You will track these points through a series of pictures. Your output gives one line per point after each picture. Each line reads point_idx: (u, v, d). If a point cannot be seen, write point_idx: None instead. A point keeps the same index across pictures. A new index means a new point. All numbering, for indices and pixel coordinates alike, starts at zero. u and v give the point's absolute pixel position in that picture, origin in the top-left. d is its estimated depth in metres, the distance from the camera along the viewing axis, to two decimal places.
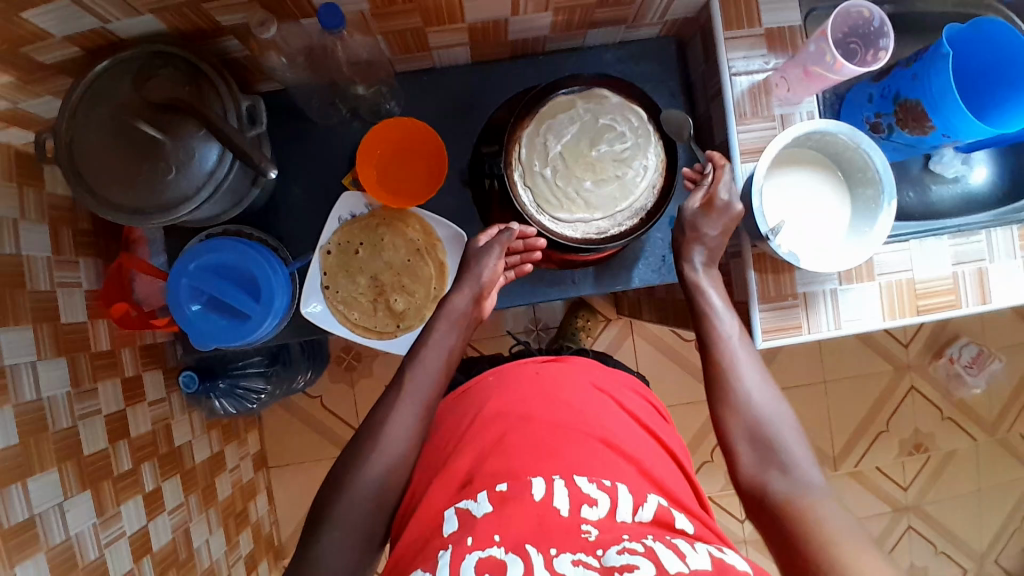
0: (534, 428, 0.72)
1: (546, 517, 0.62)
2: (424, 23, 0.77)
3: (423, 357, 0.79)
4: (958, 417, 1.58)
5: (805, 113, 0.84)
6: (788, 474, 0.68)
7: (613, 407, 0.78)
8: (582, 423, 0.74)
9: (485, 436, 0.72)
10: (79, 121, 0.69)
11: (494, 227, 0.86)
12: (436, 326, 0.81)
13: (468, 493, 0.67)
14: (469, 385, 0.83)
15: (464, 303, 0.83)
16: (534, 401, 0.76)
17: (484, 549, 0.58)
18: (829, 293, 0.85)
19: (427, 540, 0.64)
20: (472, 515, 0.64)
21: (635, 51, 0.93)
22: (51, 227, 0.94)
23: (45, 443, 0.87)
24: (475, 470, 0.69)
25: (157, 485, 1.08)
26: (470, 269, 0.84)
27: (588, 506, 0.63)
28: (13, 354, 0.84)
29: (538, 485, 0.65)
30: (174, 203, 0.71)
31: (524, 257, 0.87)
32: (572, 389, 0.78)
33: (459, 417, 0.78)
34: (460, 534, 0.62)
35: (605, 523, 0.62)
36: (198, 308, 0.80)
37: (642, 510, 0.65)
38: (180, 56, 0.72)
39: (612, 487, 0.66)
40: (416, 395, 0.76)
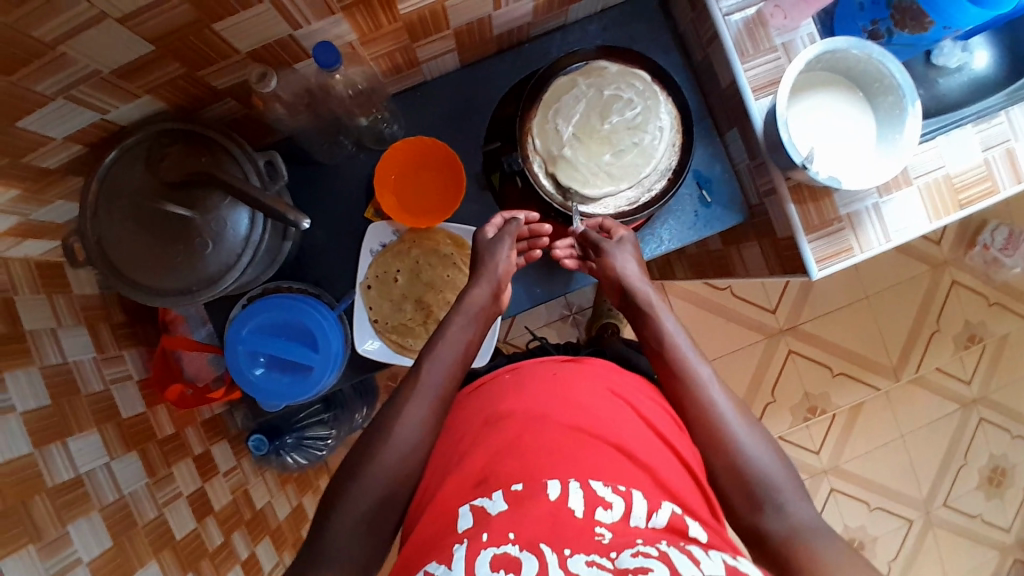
0: (547, 430, 0.68)
1: (560, 517, 0.58)
2: (412, 38, 0.76)
3: (435, 351, 0.76)
4: (1005, 300, 1.57)
5: (805, 36, 0.83)
6: (780, 510, 0.63)
7: (629, 411, 0.72)
8: (601, 425, 0.69)
9: (502, 435, 0.68)
10: (102, 216, 0.69)
11: (497, 217, 0.86)
12: (454, 321, 0.79)
13: (484, 491, 0.62)
14: (484, 381, 0.81)
15: (483, 295, 0.81)
16: (551, 403, 0.71)
17: (499, 545, 0.55)
18: (871, 208, 0.84)
19: (439, 537, 0.60)
20: (487, 513, 0.59)
21: (618, 16, 0.92)
22: (89, 327, 0.95)
23: (137, 537, 0.87)
24: (491, 469, 0.65)
25: (250, 551, 1.08)
26: (485, 261, 0.82)
27: (603, 508, 0.59)
28: (86, 461, 0.85)
29: (554, 485, 0.61)
30: (218, 274, 0.71)
31: (532, 242, 0.86)
32: (586, 391, 0.73)
33: (473, 414, 0.75)
34: (475, 530, 0.58)
35: (620, 527, 0.58)
36: (261, 371, 0.81)
37: (656, 515, 0.60)
38: (188, 130, 0.71)
39: (627, 491, 0.61)
40: (429, 394, 0.72)
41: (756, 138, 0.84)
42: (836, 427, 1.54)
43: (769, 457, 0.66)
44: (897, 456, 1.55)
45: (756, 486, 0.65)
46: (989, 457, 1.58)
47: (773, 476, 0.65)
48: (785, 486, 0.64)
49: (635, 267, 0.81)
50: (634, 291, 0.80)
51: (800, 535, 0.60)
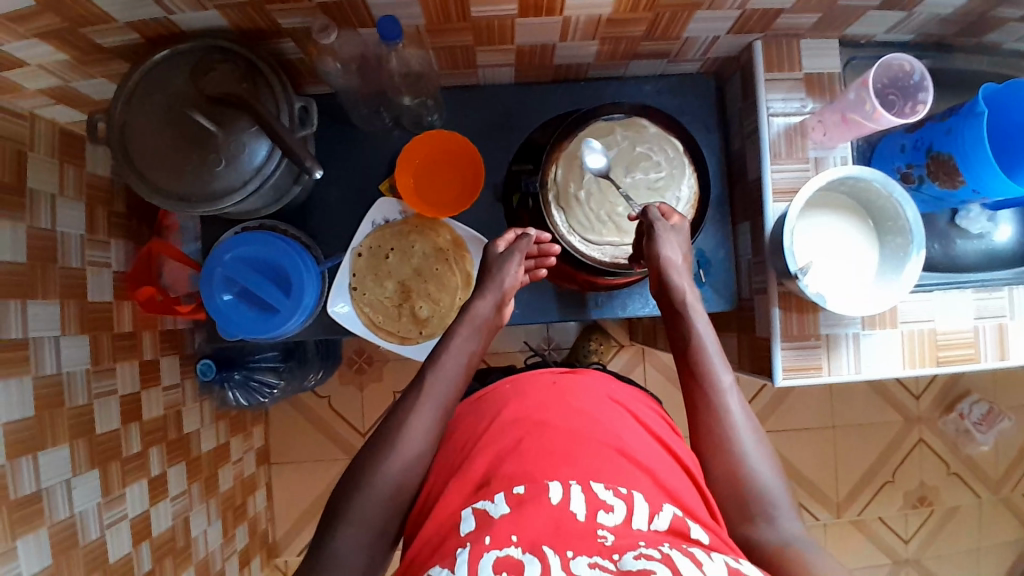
0: (552, 432, 0.70)
1: (563, 521, 0.59)
2: (475, 41, 0.79)
3: (441, 364, 0.78)
4: (965, 474, 1.56)
5: (839, 158, 0.86)
6: (773, 525, 0.67)
7: (630, 420, 0.76)
8: (598, 431, 0.71)
9: (503, 440, 0.71)
10: (135, 105, 0.72)
11: (510, 232, 0.87)
12: (458, 330, 0.81)
13: (485, 494, 0.65)
14: (486, 392, 0.82)
15: (487, 307, 0.83)
16: (550, 407, 0.75)
17: (502, 548, 0.56)
18: (851, 336, 0.85)
19: (443, 539, 0.63)
20: (489, 515, 0.61)
21: (675, 84, 0.95)
22: (88, 206, 0.97)
23: (60, 419, 0.88)
24: (492, 472, 0.67)
25: (162, 471, 1.08)
26: (492, 276, 0.84)
27: (604, 511, 0.61)
28: (37, 329, 0.85)
29: (556, 488, 0.63)
30: (220, 193, 0.73)
31: (539, 262, 0.88)
32: (590, 399, 0.77)
33: (481, 415, 0.77)
34: (478, 534, 0.59)
35: (622, 530, 0.60)
36: (229, 299, 0.82)
37: (658, 518, 0.62)
38: (240, 54, 0.74)
39: (628, 495, 0.63)
40: (436, 398, 0.75)
41: (763, 236, 0.86)
42: None
43: (771, 470, 0.71)
44: None
45: (754, 499, 0.69)
46: None
47: (769, 487, 0.69)
48: (782, 503, 0.69)
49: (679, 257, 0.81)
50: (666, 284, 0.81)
51: (790, 546, 0.65)
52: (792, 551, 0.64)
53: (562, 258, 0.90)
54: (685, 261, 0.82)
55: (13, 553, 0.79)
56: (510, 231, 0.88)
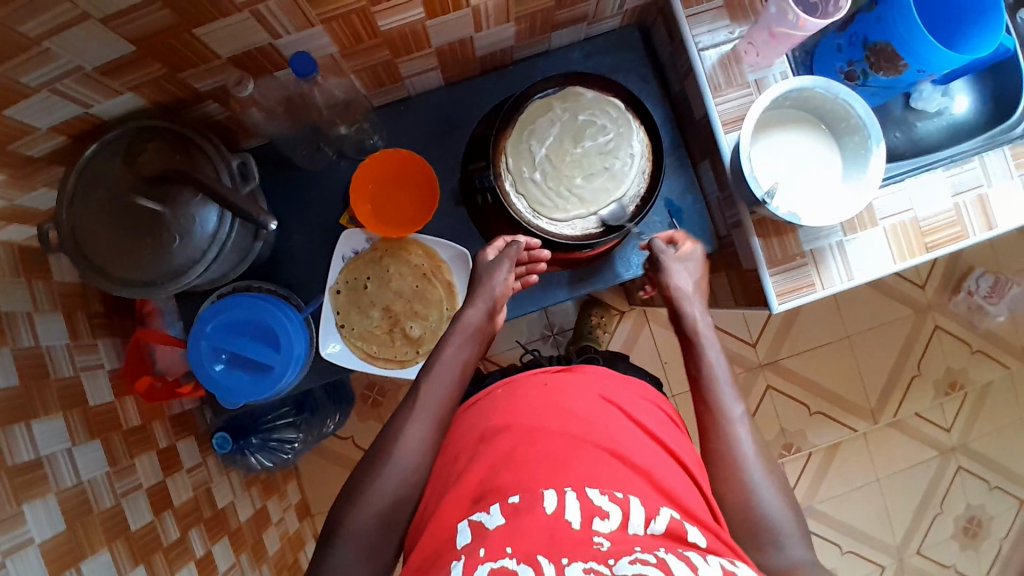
0: (546, 441, 0.70)
1: (557, 529, 0.58)
2: (393, 54, 0.79)
3: (434, 372, 0.79)
4: (988, 348, 1.56)
5: (778, 74, 0.85)
6: (780, 550, 0.66)
7: (625, 420, 0.76)
8: (593, 433, 0.72)
9: (498, 448, 0.71)
10: (77, 205, 0.71)
11: (499, 240, 0.87)
12: (450, 339, 0.81)
13: (482, 506, 0.65)
14: (478, 399, 0.83)
15: (478, 315, 0.83)
16: (545, 415, 0.75)
17: (496, 560, 0.55)
18: (835, 246, 0.85)
19: (439, 554, 0.62)
20: (485, 527, 0.61)
21: (601, 44, 0.94)
22: (65, 313, 0.97)
23: (92, 526, 0.88)
24: (489, 484, 0.67)
25: (207, 550, 1.08)
26: (482, 283, 0.84)
27: (600, 518, 0.60)
28: (47, 445, 0.86)
29: (550, 497, 0.62)
30: (182, 268, 0.73)
31: (530, 268, 0.87)
32: (582, 401, 0.77)
33: (473, 428, 0.78)
34: (472, 546, 0.59)
35: (618, 535, 0.58)
36: (221, 367, 0.81)
37: (655, 522, 0.61)
38: (167, 128, 0.73)
39: (623, 499, 0.63)
40: (429, 409, 0.76)
41: (724, 170, 0.85)
42: (812, 467, 1.52)
43: (778, 498, 0.70)
44: (873, 500, 1.54)
45: (762, 526, 0.68)
46: (966, 505, 1.56)
47: (778, 518, 0.68)
48: (790, 531, 0.68)
49: (690, 284, 0.86)
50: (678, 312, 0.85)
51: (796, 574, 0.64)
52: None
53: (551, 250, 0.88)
54: (698, 290, 0.87)
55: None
56: (498, 238, 0.89)
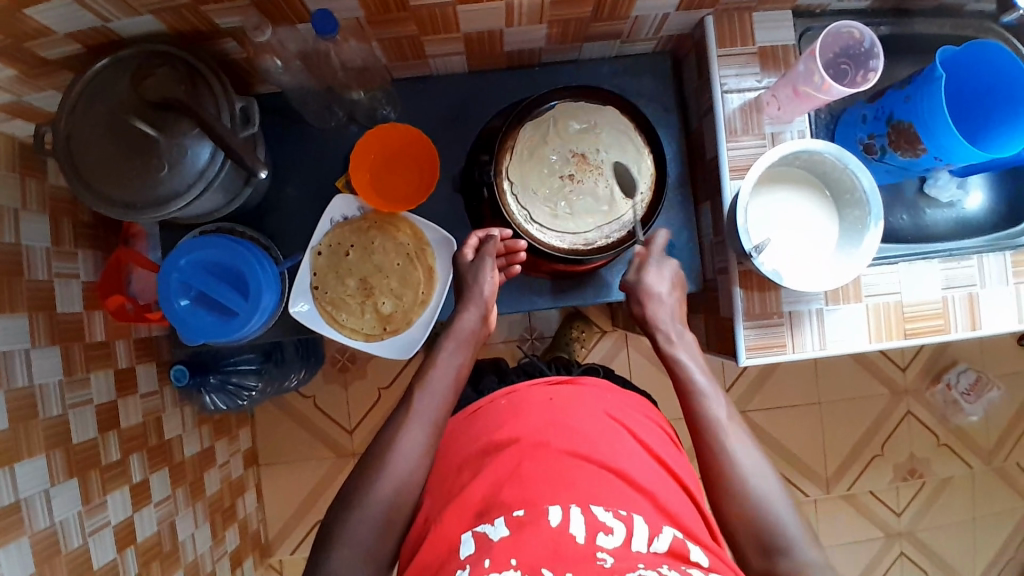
0: (551, 455, 0.73)
1: (562, 543, 0.63)
2: (419, 31, 0.79)
3: (428, 383, 0.79)
4: (955, 444, 1.56)
5: (796, 132, 0.85)
6: (790, 556, 0.68)
7: (627, 437, 0.78)
8: (595, 451, 0.74)
9: (503, 463, 0.73)
10: (78, 114, 0.72)
11: (475, 236, 0.86)
12: (444, 344, 0.82)
13: (484, 517, 0.68)
14: (480, 406, 0.85)
15: (472, 319, 0.83)
16: (546, 427, 0.77)
17: (501, 572, 0.61)
18: (814, 312, 0.85)
19: (443, 564, 0.67)
20: (489, 538, 0.66)
21: (631, 64, 0.93)
22: (51, 218, 0.99)
23: (34, 429, 0.91)
24: (491, 498, 0.70)
25: (145, 477, 1.12)
26: (471, 286, 0.83)
27: (604, 534, 0.65)
28: (8, 341, 0.88)
29: (555, 512, 0.66)
30: (165, 199, 0.72)
31: (510, 259, 0.85)
32: (585, 416, 0.79)
33: (478, 434, 0.79)
34: (477, 557, 0.64)
35: (621, 552, 0.63)
36: (186, 303, 0.81)
37: (658, 540, 0.66)
38: (179, 57, 0.73)
39: (628, 516, 0.67)
40: (422, 419, 0.76)
41: (722, 215, 0.85)
42: None
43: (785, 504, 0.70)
44: None
45: (770, 535, 0.69)
46: None
47: (794, 533, 0.69)
48: (798, 534, 0.69)
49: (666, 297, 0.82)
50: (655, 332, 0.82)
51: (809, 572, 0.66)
52: None
53: (535, 254, 0.86)
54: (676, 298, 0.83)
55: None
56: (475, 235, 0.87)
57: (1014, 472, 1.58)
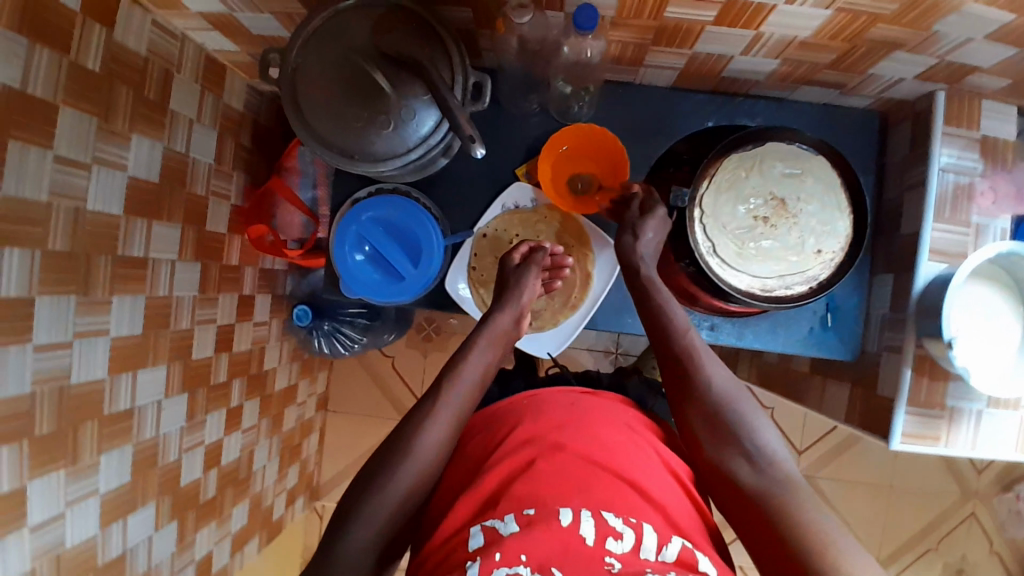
0: (568, 459, 0.71)
1: (572, 544, 0.62)
2: (654, 40, 0.76)
3: (460, 372, 0.75)
4: (1010, 558, 1.52)
5: (997, 230, 0.81)
6: (756, 471, 0.67)
7: (649, 452, 0.75)
8: (614, 462, 0.71)
9: (516, 459, 0.71)
10: (311, 50, 0.71)
11: (524, 245, 0.87)
12: (477, 341, 0.78)
13: (496, 510, 0.66)
14: (499, 407, 0.83)
15: (507, 321, 0.81)
16: (568, 429, 0.75)
17: (512, 566, 0.59)
18: (974, 412, 0.82)
19: (452, 553, 0.65)
20: (499, 533, 0.63)
21: (835, 116, 0.90)
22: (218, 134, 1.00)
23: (163, 338, 0.91)
24: (503, 490, 0.68)
25: (239, 403, 1.13)
26: (512, 291, 0.82)
27: (613, 538, 0.63)
28: (158, 249, 0.88)
29: (566, 513, 0.64)
30: (379, 155, 0.72)
31: (553, 274, 0.88)
32: (603, 424, 0.77)
33: (497, 427, 0.78)
34: (487, 549, 0.61)
35: (629, 558, 0.61)
36: (359, 258, 0.82)
37: (666, 549, 0.64)
38: (421, 15, 0.71)
39: (637, 524, 0.65)
40: (450, 410, 0.73)
41: (907, 294, 0.82)
42: None
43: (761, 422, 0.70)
44: None
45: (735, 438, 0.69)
46: None
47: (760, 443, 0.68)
48: (764, 443, 0.69)
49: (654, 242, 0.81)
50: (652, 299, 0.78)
51: (777, 494, 0.65)
52: (775, 499, 0.65)
53: (705, 285, 0.84)
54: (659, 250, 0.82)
55: (97, 467, 0.82)
56: (519, 243, 0.88)
57: None
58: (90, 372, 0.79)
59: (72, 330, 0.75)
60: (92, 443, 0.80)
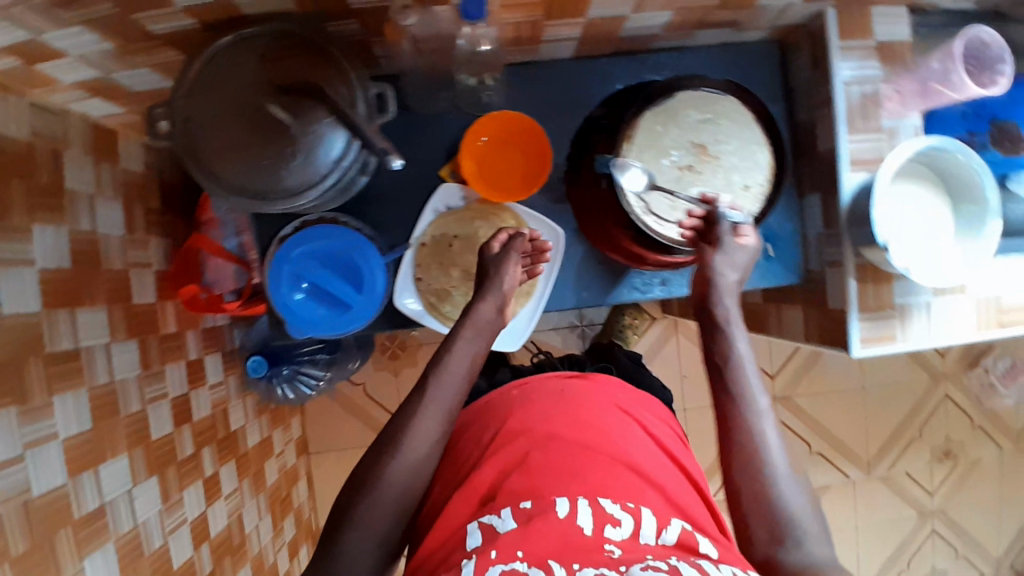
0: (562, 447, 0.73)
1: (569, 534, 0.61)
2: (544, 16, 0.75)
3: (445, 369, 0.74)
4: (988, 427, 1.61)
5: (911, 128, 0.84)
6: (800, 548, 0.65)
7: (636, 429, 0.79)
8: (607, 446, 0.74)
9: (513, 451, 0.73)
10: (200, 97, 0.68)
11: (503, 232, 0.84)
12: (461, 333, 0.77)
13: (491, 508, 0.67)
14: (489, 401, 0.85)
15: (489, 311, 0.79)
16: (558, 419, 0.77)
17: (507, 562, 0.59)
18: (922, 304, 0.85)
19: (450, 553, 0.65)
20: (495, 530, 0.64)
21: (735, 53, 0.92)
22: (123, 205, 0.94)
23: (117, 427, 0.86)
24: (499, 486, 0.70)
25: (214, 471, 1.09)
26: (490, 277, 0.80)
27: (611, 526, 0.63)
28: (89, 337, 0.83)
29: (562, 503, 0.65)
30: (296, 188, 0.69)
31: (535, 259, 0.86)
32: (595, 410, 0.79)
33: (488, 425, 0.80)
34: (483, 548, 0.62)
35: (629, 543, 0.61)
36: (300, 296, 0.79)
37: (665, 533, 0.64)
38: (306, 36, 0.69)
39: (635, 508, 0.65)
40: (439, 406, 0.72)
41: (837, 208, 0.85)
42: None
43: (802, 497, 0.68)
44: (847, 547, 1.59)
45: (784, 521, 0.66)
46: (931, 568, 1.62)
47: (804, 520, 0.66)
48: (808, 522, 0.66)
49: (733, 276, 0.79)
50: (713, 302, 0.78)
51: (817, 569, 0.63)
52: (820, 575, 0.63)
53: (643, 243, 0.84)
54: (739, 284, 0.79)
55: None
56: (499, 231, 0.85)
57: None
58: (49, 481, 0.74)
59: (15, 444, 0.70)
60: (74, 551, 0.75)
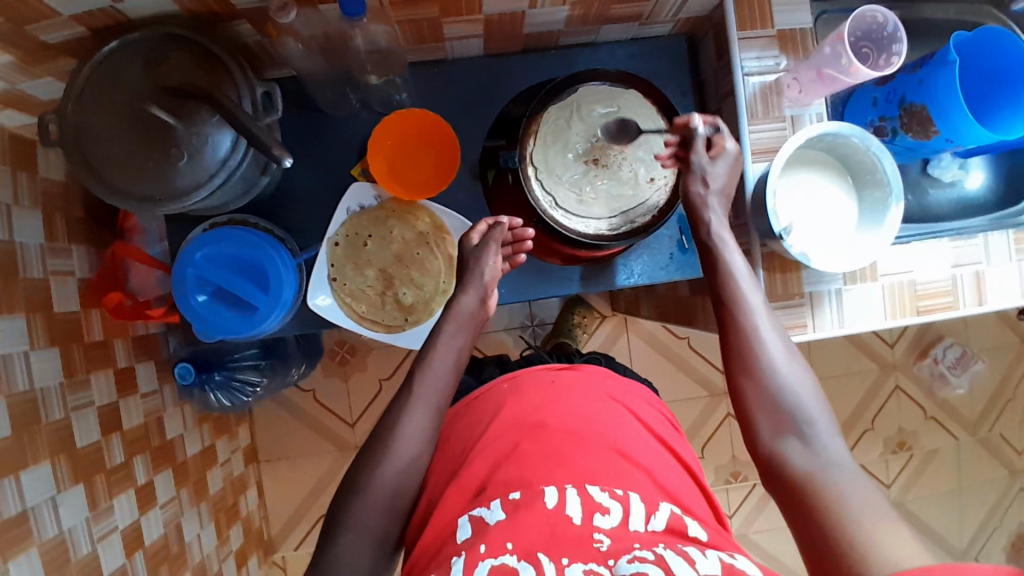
0: (551, 435, 0.71)
1: (557, 525, 0.60)
2: (441, 13, 0.76)
3: (430, 365, 0.74)
4: (941, 416, 1.62)
5: (814, 115, 0.86)
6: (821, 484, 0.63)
7: (627, 416, 0.77)
8: (594, 431, 0.72)
9: (500, 445, 0.71)
10: (87, 104, 0.68)
11: (483, 223, 0.83)
12: (444, 328, 0.77)
13: (481, 501, 0.65)
14: (478, 393, 0.81)
15: (471, 302, 0.79)
16: (548, 407, 0.75)
17: (496, 557, 0.57)
18: (833, 292, 0.86)
19: (440, 548, 0.64)
20: (484, 522, 0.62)
21: (645, 48, 0.93)
22: (45, 214, 0.94)
23: (38, 435, 0.86)
24: (488, 479, 0.68)
25: (149, 479, 1.08)
26: (472, 268, 0.80)
27: (600, 514, 0.62)
28: (6, 345, 0.82)
29: (551, 493, 0.63)
30: (185, 189, 0.69)
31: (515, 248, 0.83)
32: (588, 398, 0.77)
33: (478, 416, 0.77)
34: (472, 542, 0.60)
35: (618, 532, 0.60)
36: (204, 299, 0.79)
37: (654, 519, 0.64)
38: (194, 40, 0.70)
39: (623, 496, 0.64)
40: (428, 400, 0.72)
41: (744, 197, 0.85)
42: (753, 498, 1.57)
43: (828, 444, 0.66)
44: None
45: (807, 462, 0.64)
46: None
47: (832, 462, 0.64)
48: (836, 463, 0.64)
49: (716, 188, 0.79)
50: (700, 220, 0.79)
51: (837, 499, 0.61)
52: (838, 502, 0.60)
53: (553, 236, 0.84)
54: (723, 198, 0.79)
55: None
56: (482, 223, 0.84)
57: (997, 443, 1.65)
58: None
59: None
60: None
